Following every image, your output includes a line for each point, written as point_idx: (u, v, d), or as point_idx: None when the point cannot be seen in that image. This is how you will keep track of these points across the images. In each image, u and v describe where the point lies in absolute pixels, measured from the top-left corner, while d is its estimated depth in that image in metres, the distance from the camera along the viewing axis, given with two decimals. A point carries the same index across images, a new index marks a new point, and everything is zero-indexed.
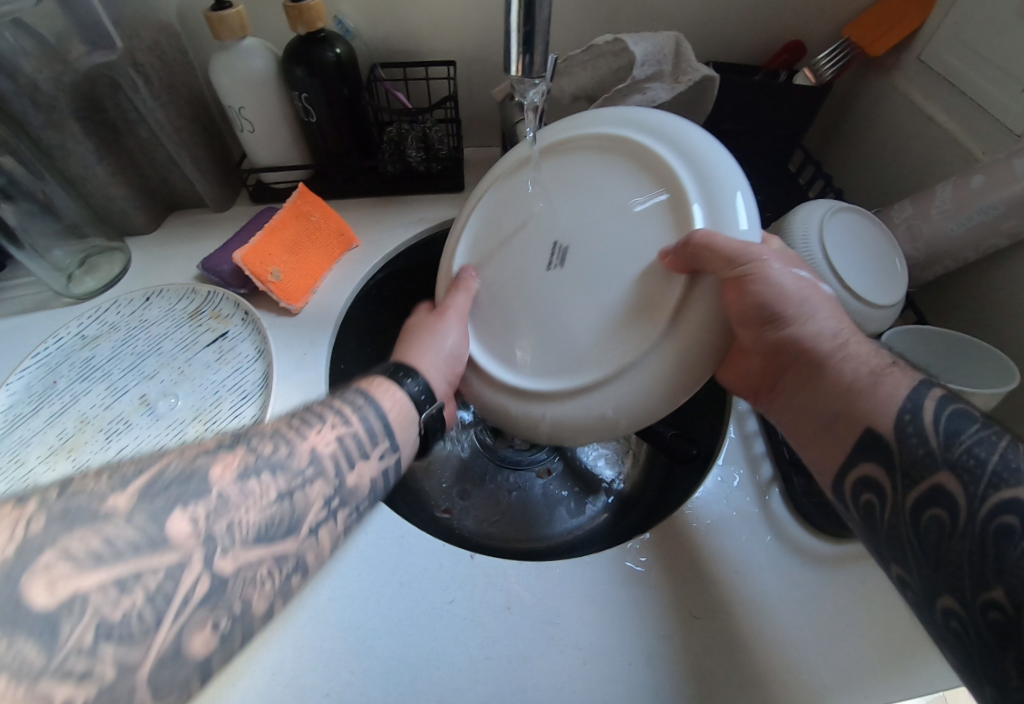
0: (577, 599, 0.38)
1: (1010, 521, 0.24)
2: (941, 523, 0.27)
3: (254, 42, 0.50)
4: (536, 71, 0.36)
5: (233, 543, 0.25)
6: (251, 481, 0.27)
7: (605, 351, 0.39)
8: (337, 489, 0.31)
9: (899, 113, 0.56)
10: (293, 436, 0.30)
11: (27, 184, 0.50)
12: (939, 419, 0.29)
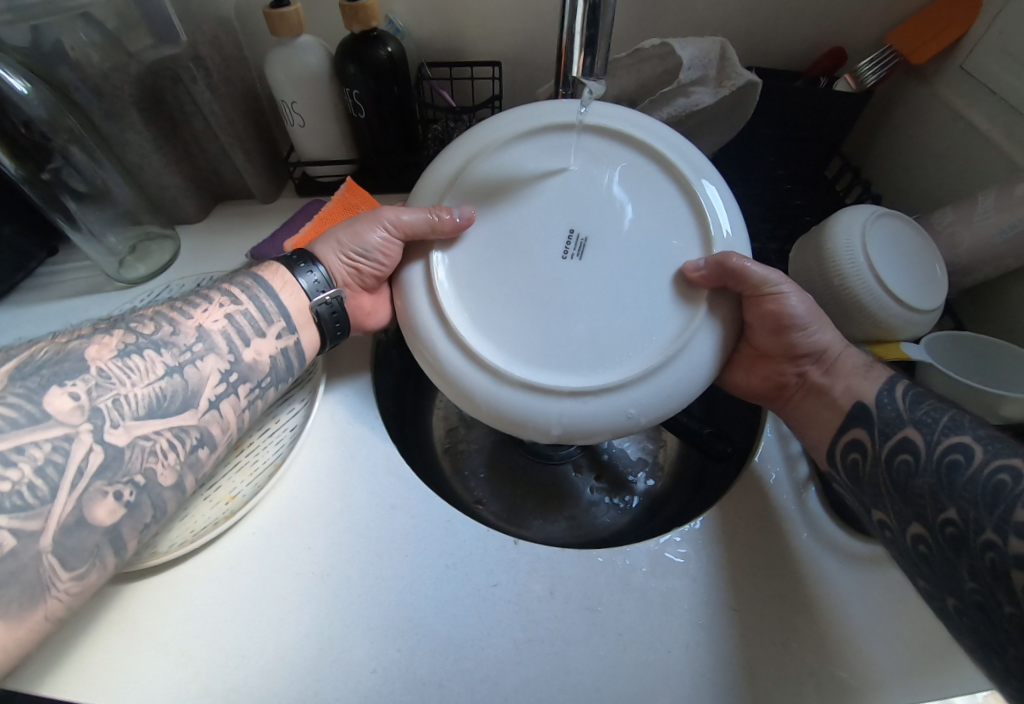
0: (617, 588, 0.39)
1: (959, 457, 0.33)
2: (908, 464, 0.35)
3: (310, 39, 0.51)
4: (596, 71, 0.37)
5: (122, 417, 0.33)
6: (127, 359, 0.34)
7: (615, 351, 0.37)
8: (230, 365, 0.39)
9: (941, 121, 0.56)
10: (178, 318, 0.38)
11: (88, 170, 0.52)
12: (904, 400, 0.38)
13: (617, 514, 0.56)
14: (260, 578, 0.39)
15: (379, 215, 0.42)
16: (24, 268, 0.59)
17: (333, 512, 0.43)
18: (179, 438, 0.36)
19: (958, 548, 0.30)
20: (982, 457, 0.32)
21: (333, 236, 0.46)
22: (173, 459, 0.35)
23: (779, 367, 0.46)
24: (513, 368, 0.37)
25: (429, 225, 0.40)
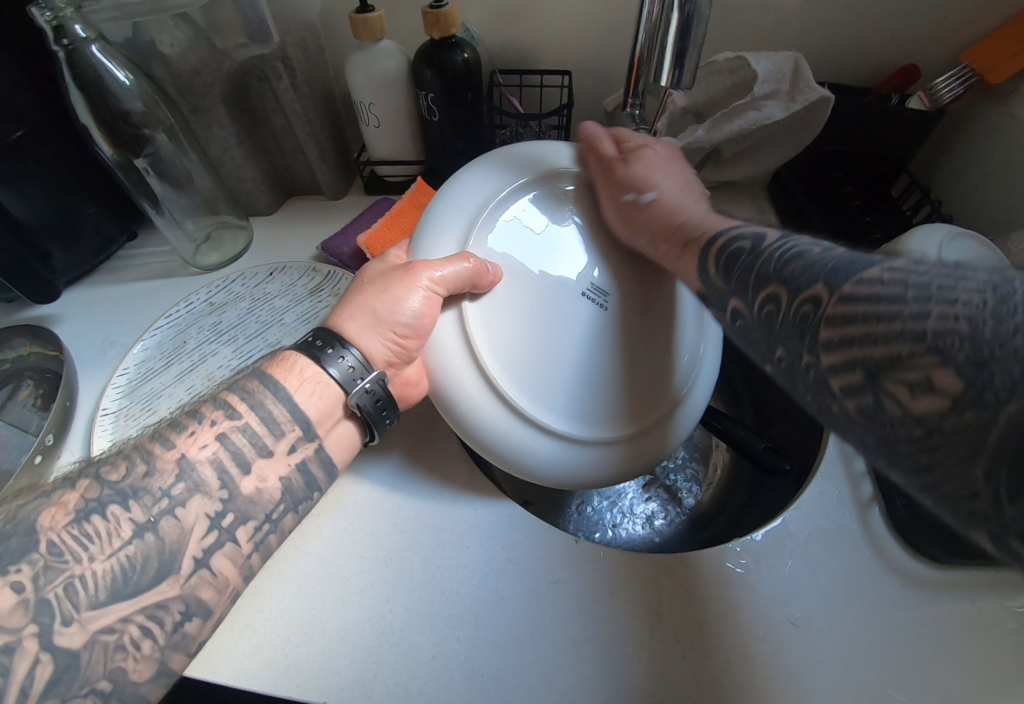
0: (676, 594, 0.39)
1: (807, 309, 0.27)
2: (772, 312, 0.30)
3: (389, 44, 0.53)
4: (683, 82, 0.38)
5: (79, 607, 0.27)
6: (85, 525, 0.29)
7: (614, 407, 0.42)
8: (226, 503, 0.32)
9: (1016, 141, 0.55)
10: (158, 451, 0.32)
11: (175, 163, 0.56)
12: (727, 244, 0.37)
13: (663, 523, 0.56)
14: (326, 559, 0.41)
15: (412, 277, 0.39)
16: (106, 250, 0.62)
17: (396, 500, 0.44)
18: (156, 620, 0.29)
19: (771, 326, 0.30)
20: (789, 297, 0.29)
21: (372, 312, 0.40)
22: (149, 647, 0.29)
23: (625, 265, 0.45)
24: (533, 415, 0.39)
25: (472, 278, 0.39)
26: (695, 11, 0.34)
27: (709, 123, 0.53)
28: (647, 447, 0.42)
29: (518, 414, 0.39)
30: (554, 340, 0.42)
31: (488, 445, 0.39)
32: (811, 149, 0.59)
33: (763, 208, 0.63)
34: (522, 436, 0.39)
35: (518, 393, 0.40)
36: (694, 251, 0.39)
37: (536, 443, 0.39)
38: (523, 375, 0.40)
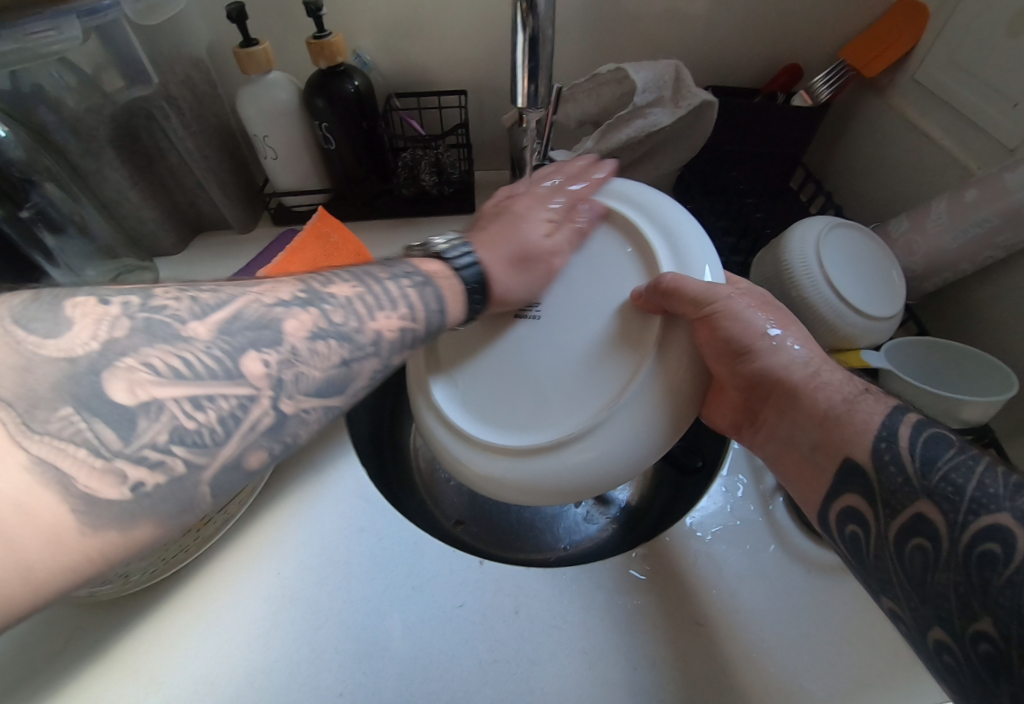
0: (583, 604, 0.39)
1: (994, 548, 0.23)
2: (925, 553, 0.26)
3: (279, 76, 0.54)
4: (539, 101, 0.39)
5: (295, 390, 0.27)
6: (319, 344, 0.28)
7: (577, 406, 0.38)
8: (387, 369, 0.32)
9: (896, 130, 0.58)
10: (364, 313, 0.31)
11: (65, 207, 0.53)
12: (916, 446, 0.28)
13: (593, 529, 0.57)
14: (228, 605, 0.39)
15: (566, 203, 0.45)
16: None
17: (302, 536, 0.43)
18: None
19: (921, 576, 0.26)
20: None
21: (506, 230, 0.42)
22: None
23: (732, 399, 0.41)
24: (496, 437, 0.40)
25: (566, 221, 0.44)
26: (539, 32, 0.35)
27: (598, 135, 0.54)
28: (610, 453, 0.36)
29: (494, 450, 0.39)
30: (531, 373, 0.41)
31: (476, 482, 0.41)
32: (705, 151, 0.61)
33: None
34: (520, 470, 0.38)
35: (513, 435, 0.39)
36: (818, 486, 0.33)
37: (564, 465, 0.37)
38: (515, 418, 0.40)
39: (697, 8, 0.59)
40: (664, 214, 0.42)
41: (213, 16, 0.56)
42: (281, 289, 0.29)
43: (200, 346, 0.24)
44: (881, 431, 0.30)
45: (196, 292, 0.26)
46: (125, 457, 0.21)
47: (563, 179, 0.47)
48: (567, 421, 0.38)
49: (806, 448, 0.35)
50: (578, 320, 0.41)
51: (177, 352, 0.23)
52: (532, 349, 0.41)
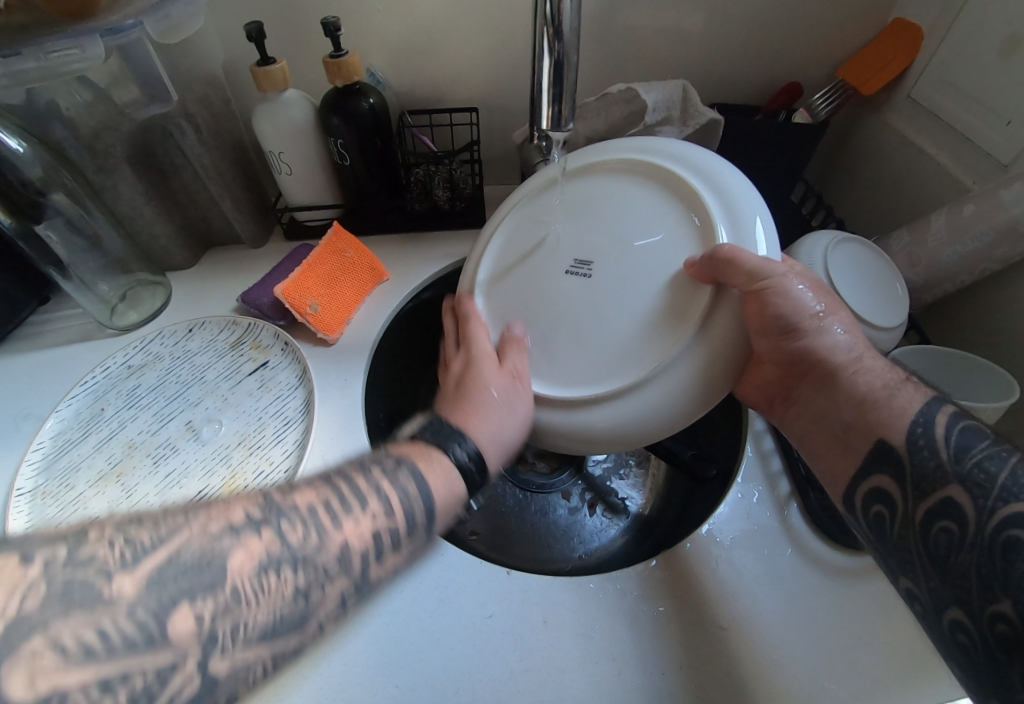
0: (610, 612, 0.40)
1: (1019, 534, 0.27)
2: (950, 536, 0.30)
3: (294, 93, 0.54)
4: (563, 124, 0.40)
5: (234, 644, 0.22)
6: (265, 578, 0.23)
7: (627, 364, 0.40)
8: (357, 588, 0.27)
9: (895, 146, 0.60)
10: (330, 521, 0.26)
11: (80, 221, 0.54)
12: (951, 435, 0.33)
13: (606, 538, 0.57)
14: None
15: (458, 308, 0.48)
16: (16, 318, 0.60)
17: None
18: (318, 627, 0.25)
19: (944, 557, 0.31)
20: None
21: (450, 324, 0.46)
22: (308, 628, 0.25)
23: (770, 370, 0.44)
24: (552, 393, 0.42)
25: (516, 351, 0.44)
26: (563, 56, 0.36)
27: None
28: (656, 411, 0.39)
29: (552, 405, 0.42)
30: (582, 332, 0.42)
31: (535, 435, 0.44)
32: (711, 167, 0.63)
33: None
34: (578, 422, 0.41)
35: (551, 387, 0.42)
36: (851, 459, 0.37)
37: (597, 417, 0.40)
38: (554, 368, 0.43)
39: (702, 31, 0.61)
40: (719, 187, 0.42)
41: (229, 36, 0.56)
42: (232, 504, 0.25)
43: (123, 609, 0.20)
44: (919, 415, 0.34)
45: (134, 529, 0.22)
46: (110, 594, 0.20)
47: (615, 153, 0.48)
48: (618, 379, 0.40)
49: (837, 425, 0.39)
50: (622, 281, 0.42)
51: (95, 617, 0.19)
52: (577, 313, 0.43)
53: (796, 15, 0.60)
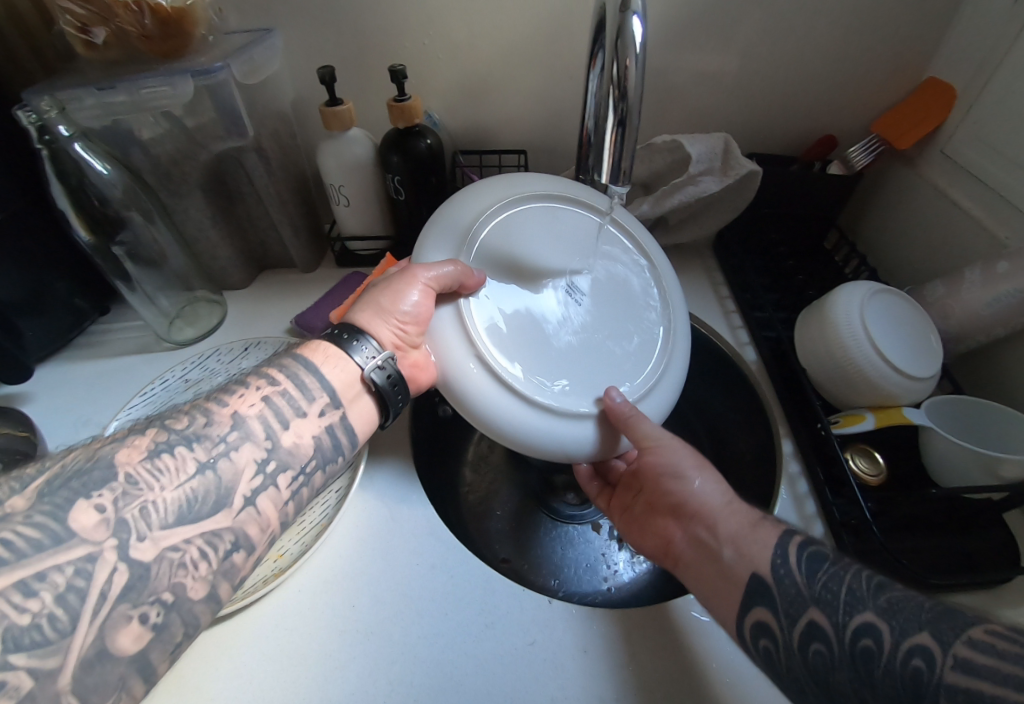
0: (649, 645, 0.41)
1: (918, 661, 0.27)
2: (823, 655, 0.30)
3: (358, 131, 0.58)
4: (622, 178, 0.43)
5: (150, 529, 0.29)
6: (156, 460, 0.31)
7: (584, 392, 0.44)
8: (273, 454, 0.35)
9: (928, 199, 0.62)
10: (212, 407, 0.35)
11: (142, 230, 0.57)
12: (801, 561, 0.34)
13: (637, 572, 0.58)
14: (306, 636, 0.41)
15: (410, 274, 0.41)
16: (79, 327, 0.64)
17: (375, 569, 0.45)
18: (212, 545, 0.31)
19: (824, 675, 0.30)
20: (892, 639, 0.28)
21: (372, 305, 0.43)
22: (205, 570, 0.31)
23: (663, 523, 0.42)
24: (520, 382, 0.41)
25: (460, 278, 0.42)
26: (626, 116, 0.39)
27: (654, 198, 0.59)
28: (596, 449, 0.43)
29: (513, 391, 0.40)
30: (553, 347, 0.45)
31: (475, 414, 0.40)
32: (747, 212, 0.65)
33: (709, 267, 0.69)
34: (538, 422, 0.40)
35: (520, 377, 0.41)
36: (734, 585, 0.35)
37: (554, 429, 0.41)
38: (523, 364, 0.42)
39: (743, 85, 0.65)
40: (678, 313, 0.52)
41: (301, 76, 0.61)
42: (119, 433, 0.32)
43: (20, 520, 0.26)
44: (776, 550, 0.35)
45: (19, 478, 0.28)
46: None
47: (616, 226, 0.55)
48: (581, 403, 0.43)
49: (717, 562, 0.36)
50: (598, 348, 0.47)
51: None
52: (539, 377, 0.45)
53: (832, 73, 0.63)
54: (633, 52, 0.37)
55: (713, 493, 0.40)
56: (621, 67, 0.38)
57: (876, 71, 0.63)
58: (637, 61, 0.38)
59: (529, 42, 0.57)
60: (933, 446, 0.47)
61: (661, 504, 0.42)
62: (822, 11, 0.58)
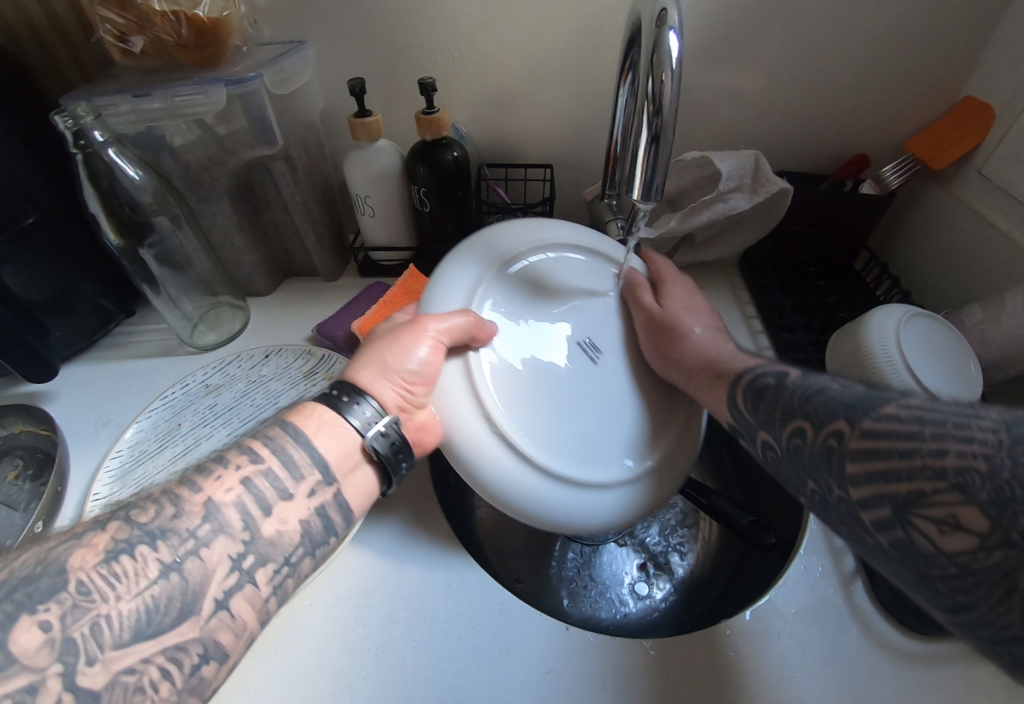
0: (670, 678, 0.39)
1: (835, 435, 0.30)
2: (799, 443, 0.33)
3: (385, 143, 0.58)
4: (653, 195, 0.42)
5: (102, 649, 0.26)
6: (113, 564, 0.27)
7: (599, 459, 0.42)
8: (252, 546, 0.32)
9: (965, 220, 0.60)
10: (184, 494, 0.31)
11: (168, 235, 0.58)
12: (776, 387, 0.37)
13: (655, 599, 0.56)
14: (315, 653, 0.40)
15: (421, 326, 0.41)
16: (104, 328, 0.64)
17: (389, 586, 0.44)
18: (175, 662, 0.28)
19: (800, 458, 0.33)
20: (848, 435, 0.30)
21: (379, 363, 0.41)
22: (167, 690, 0.27)
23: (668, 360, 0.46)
24: (527, 444, 0.40)
25: (472, 330, 0.42)
26: (661, 131, 0.38)
27: (681, 215, 0.58)
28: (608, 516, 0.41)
29: (518, 453, 0.40)
30: (569, 406, 0.43)
31: (477, 475, 0.40)
32: (776, 231, 0.64)
33: (735, 285, 0.67)
34: (543, 487, 0.40)
35: (528, 440, 0.40)
36: (726, 385, 0.42)
37: (560, 495, 0.40)
38: (531, 423, 0.41)
39: (773, 102, 0.64)
40: None
41: (331, 87, 0.62)
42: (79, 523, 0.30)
43: None
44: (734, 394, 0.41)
45: None
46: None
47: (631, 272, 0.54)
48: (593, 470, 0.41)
49: (707, 355, 0.45)
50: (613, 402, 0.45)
51: None
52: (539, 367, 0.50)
53: (865, 91, 0.62)
54: (670, 67, 0.36)
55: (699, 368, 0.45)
56: (657, 82, 0.37)
57: (911, 90, 0.62)
58: (673, 76, 0.37)
59: (558, 56, 0.57)
60: None
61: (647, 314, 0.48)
62: (855, 29, 0.57)
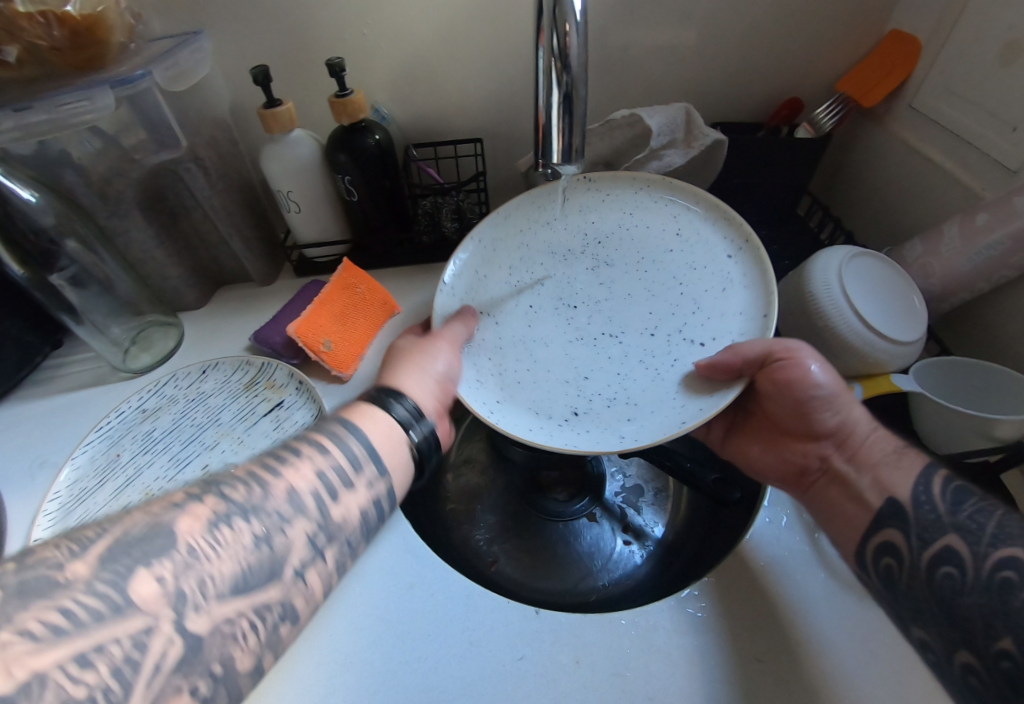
0: (644, 647, 0.38)
1: (1010, 574, 0.29)
2: (953, 580, 0.32)
3: (301, 132, 0.55)
4: (574, 157, 0.40)
5: (208, 601, 0.24)
6: (218, 530, 0.26)
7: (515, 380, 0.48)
8: (324, 527, 0.30)
9: (898, 155, 0.60)
10: (268, 477, 0.29)
11: (83, 260, 0.53)
12: (945, 492, 0.35)
13: (635, 565, 0.56)
14: (277, 673, 0.38)
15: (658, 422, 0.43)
16: (28, 364, 0.59)
17: (350, 594, 0.42)
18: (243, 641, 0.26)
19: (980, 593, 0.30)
20: None
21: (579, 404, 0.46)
22: (253, 642, 0.25)
23: (799, 450, 0.46)
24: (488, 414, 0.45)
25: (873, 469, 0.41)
26: (572, 89, 0.37)
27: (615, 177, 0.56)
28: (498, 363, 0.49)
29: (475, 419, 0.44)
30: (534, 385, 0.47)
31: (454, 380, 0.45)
32: (716, 186, 0.63)
33: None
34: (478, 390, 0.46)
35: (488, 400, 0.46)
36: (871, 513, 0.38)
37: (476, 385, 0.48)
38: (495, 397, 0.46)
39: (701, 53, 0.62)
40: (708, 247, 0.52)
41: (238, 79, 0.58)
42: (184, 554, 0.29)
43: (80, 586, 0.21)
44: (918, 479, 0.37)
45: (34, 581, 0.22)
46: (66, 579, 0.21)
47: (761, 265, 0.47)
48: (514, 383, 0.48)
49: (858, 486, 0.40)
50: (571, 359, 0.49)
51: (55, 602, 0.21)
52: (546, 301, 0.53)
53: (794, 34, 0.61)
54: (573, 20, 0.35)
55: (864, 488, 0.40)
56: (561, 36, 0.35)
57: (838, 27, 0.60)
58: (578, 29, 0.35)
59: (471, 23, 0.54)
60: (924, 410, 0.46)
61: (794, 424, 0.45)
62: None
